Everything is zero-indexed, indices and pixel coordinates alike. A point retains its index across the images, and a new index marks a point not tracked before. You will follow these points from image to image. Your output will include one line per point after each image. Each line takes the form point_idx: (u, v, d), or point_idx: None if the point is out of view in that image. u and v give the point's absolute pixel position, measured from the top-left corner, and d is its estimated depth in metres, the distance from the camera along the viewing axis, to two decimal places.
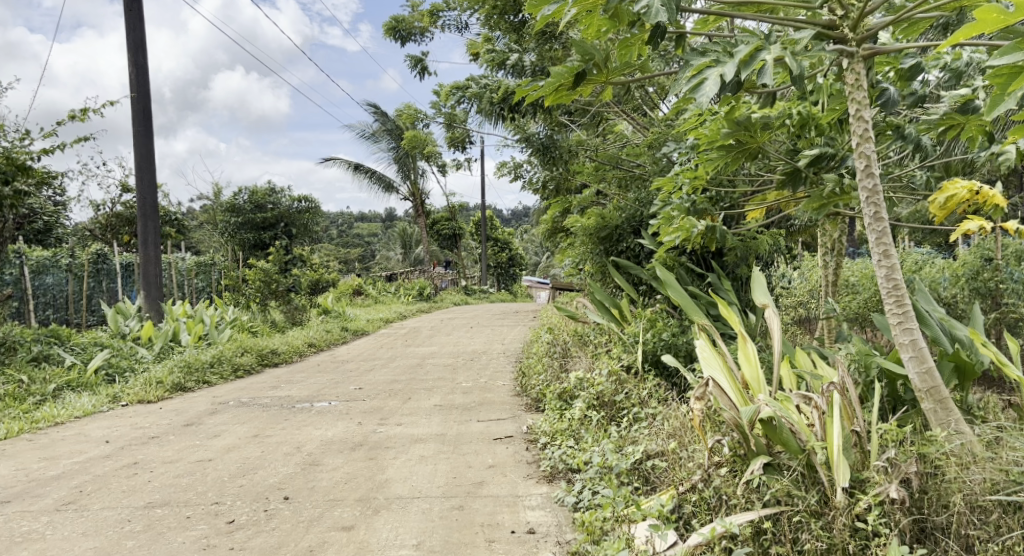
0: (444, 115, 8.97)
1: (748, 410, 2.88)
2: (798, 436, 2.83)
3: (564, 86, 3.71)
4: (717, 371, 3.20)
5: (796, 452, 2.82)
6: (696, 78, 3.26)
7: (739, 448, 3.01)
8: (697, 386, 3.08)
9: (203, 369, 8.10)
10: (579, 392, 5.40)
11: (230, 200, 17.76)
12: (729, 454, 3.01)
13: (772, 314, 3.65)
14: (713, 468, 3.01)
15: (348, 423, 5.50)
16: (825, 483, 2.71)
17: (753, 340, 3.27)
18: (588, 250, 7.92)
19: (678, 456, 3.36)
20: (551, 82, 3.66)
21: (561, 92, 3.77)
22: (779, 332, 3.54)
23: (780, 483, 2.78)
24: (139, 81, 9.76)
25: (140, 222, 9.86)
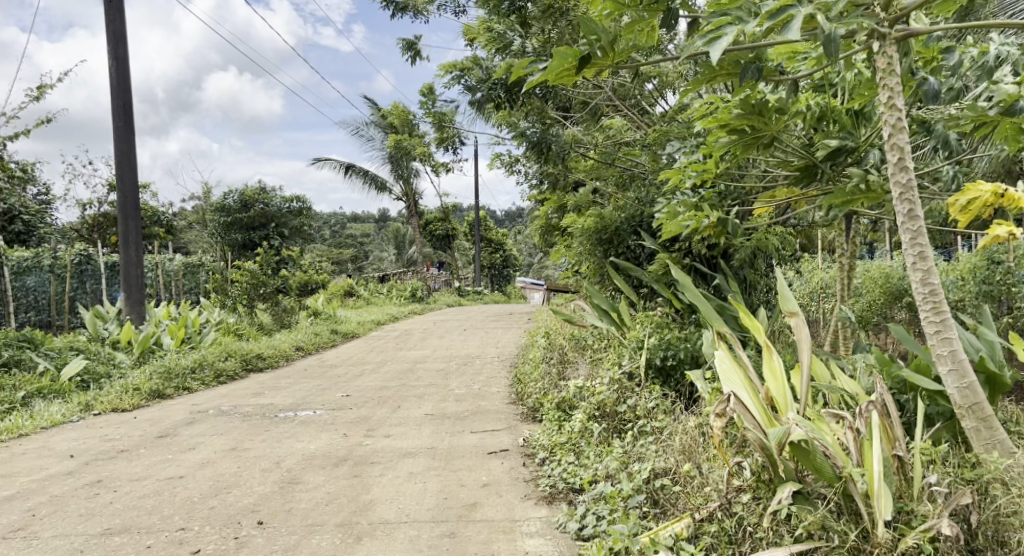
0: (435, 109, 8.66)
1: (776, 432, 2.64)
2: (833, 462, 2.60)
3: (566, 69, 3.39)
4: (739, 386, 2.94)
5: (831, 480, 2.59)
6: (713, 32, 2.89)
7: (762, 472, 2.79)
8: (718, 402, 2.81)
9: (184, 375, 7.76)
10: (579, 402, 5.11)
11: (219, 201, 17.42)
12: (751, 479, 2.79)
13: (801, 323, 3.35)
14: (733, 494, 2.77)
15: (332, 435, 5.19)
16: (865, 517, 2.48)
17: (779, 353, 3.01)
18: (585, 251, 7.66)
19: (692, 479, 3.10)
20: (554, 64, 3.33)
21: (563, 75, 3.44)
22: (808, 344, 3.25)
23: (814, 515, 2.55)
24: (119, 74, 9.42)
25: (121, 222, 9.50)
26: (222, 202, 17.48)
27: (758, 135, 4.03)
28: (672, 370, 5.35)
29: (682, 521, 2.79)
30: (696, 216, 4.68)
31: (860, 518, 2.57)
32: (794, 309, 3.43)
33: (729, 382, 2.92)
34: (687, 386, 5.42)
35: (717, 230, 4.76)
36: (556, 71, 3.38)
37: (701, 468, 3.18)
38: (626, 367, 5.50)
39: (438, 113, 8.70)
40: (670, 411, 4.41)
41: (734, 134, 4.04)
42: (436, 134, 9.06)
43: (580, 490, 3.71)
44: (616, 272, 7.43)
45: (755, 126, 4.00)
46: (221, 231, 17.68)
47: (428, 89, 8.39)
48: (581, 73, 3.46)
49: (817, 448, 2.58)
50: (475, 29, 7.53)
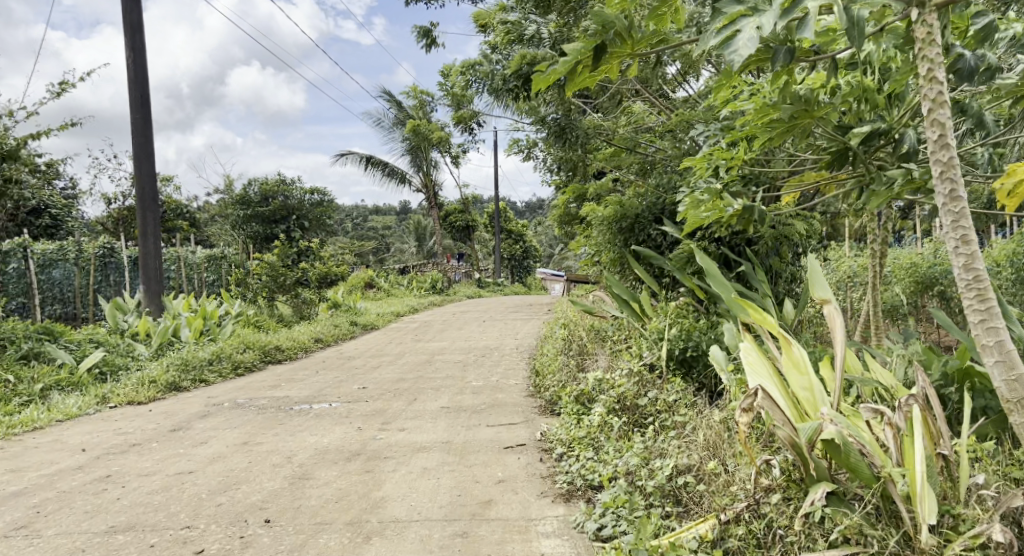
0: (452, 96, 8.50)
1: (808, 428, 2.49)
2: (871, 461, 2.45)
3: (584, 63, 3.25)
4: (767, 380, 2.80)
5: (869, 480, 2.44)
6: (727, 30, 2.85)
7: (792, 472, 2.66)
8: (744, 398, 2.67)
9: (202, 367, 7.71)
10: (598, 394, 4.96)
11: (240, 193, 17.44)
12: (781, 478, 2.65)
13: (834, 311, 3.18)
14: (762, 494, 2.64)
15: (347, 429, 5.09)
16: (907, 521, 2.33)
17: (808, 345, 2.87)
18: (605, 241, 7.53)
19: (718, 479, 2.95)
20: (568, 60, 3.20)
21: (581, 75, 3.29)
22: (841, 333, 3.09)
23: (850, 518, 2.40)
24: (136, 65, 9.37)
25: (140, 214, 9.48)
26: (243, 194, 17.48)
27: (795, 123, 3.87)
28: (694, 361, 5.26)
29: (706, 522, 2.65)
30: (721, 205, 4.53)
31: (899, 520, 2.43)
32: (826, 296, 3.26)
33: (755, 376, 2.78)
34: (710, 378, 5.26)
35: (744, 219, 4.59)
36: (572, 67, 3.23)
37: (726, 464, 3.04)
38: (648, 358, 5.36)
39: (455, 100, 8.54)
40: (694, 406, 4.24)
41: (769, 122, 3.88)
42: (454, 117, 8.92)
43: (599, 488, 3.56)
44: (637, 261, 7.28)
45: (796, 113, 3.83)
46: (242, 223, 17.70)
47: (448, 70, 8.24)
48: (601, 70, 3.31)
49: (851, 446, 2.44)
50: (492, 13, 7.35)
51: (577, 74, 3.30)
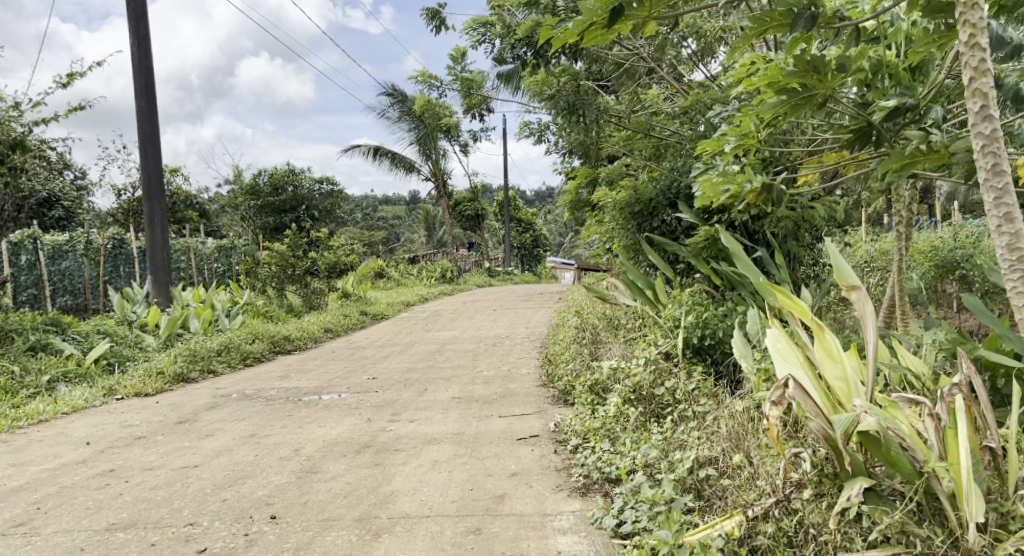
0: (462, 81, 8.34)
1: (843, 420, 2.37)
2: (912, 455, 2.33)
3: (598, 23, 3.09)
4: (797, 369, 2.67)
5: (910, 476, 2.32)
6: None
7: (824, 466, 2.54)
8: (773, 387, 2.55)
9: (210, 358, 7.62)
10: (614, 384, 4.83)
11: (249, 183, 17.36)
12: (812, 473, 2.53)
13: (864, 298, 3.01)
14: (792, 489, 2.51)
15: (356, 420, 4.98)
16: (952, 519, 2.21)
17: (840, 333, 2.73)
18: (618, 227, 7.40)
19: (744, 474, 2.82)
20: (582, 18, 3.05)
21: (593, 32, 3.16)
22: (872, 321, 2.94)
23: (891, 516, 2.28)
24: (141, 52, 9.25)
25: (146, 203, 9.38)
26: (253, 184, 17.39)
27: (810, 95, 3.65)
28: (711, 349, 5.17)
29: (732, 519, 2.51)
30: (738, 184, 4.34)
31: (942, 515, 2.33)
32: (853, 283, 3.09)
33: (783, 364, 2.65)
34: (728, 366, 5.15)
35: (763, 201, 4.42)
36: (585, 25, 3.09)
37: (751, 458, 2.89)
38: (663, 346, 5.24)
39: (465, 84, 8.38)
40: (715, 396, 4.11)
41: (783, 94, 3.67)
42: (463, 101, 8.75)
43: (617, 481, 3.43)
44: (651, 247, 7.14)
45: (809, 83, 3.62)
46: (252, 213, 17.62)
47: (458, 53, 8.07)
48: (614, 30, 3.16)
49: (892, 438, 2.32)
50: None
51: (589, 31, 3.16)
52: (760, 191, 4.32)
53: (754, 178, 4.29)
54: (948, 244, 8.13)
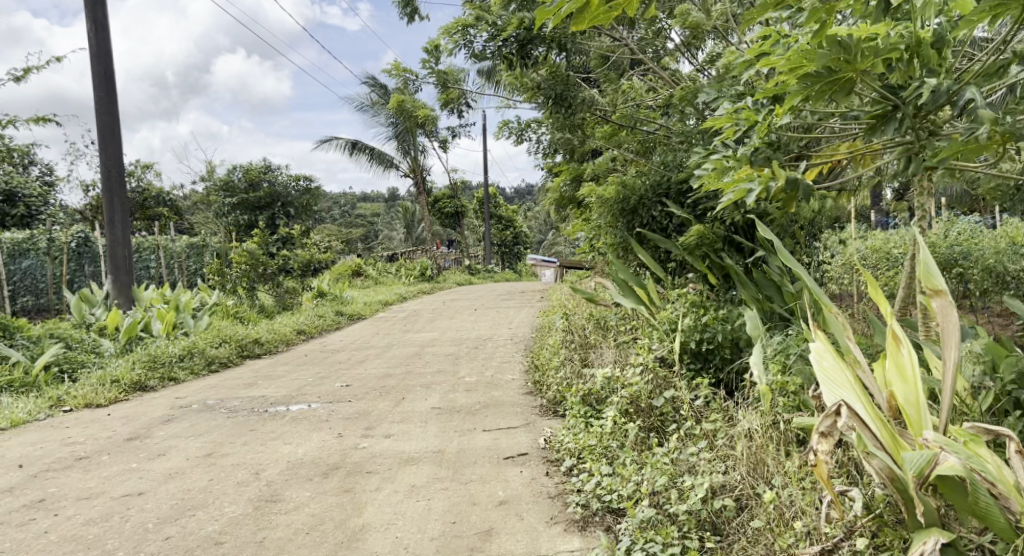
0: (438, 74, 7.87)
1: (926, 458, 2.31)
2: (1004, 505, 2.27)
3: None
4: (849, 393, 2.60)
5: (1003, 528, 2.27)
6: None
7: (889, 511, 2.46)
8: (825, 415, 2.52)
9: (171, 364, 7.12)
10: (609, 395, 4.46)
11: (224, 178, 16.79)
12: (872, 517, 2.46)
13: (947, 307, 2.71)
14: (850, 535, 2.44)
15: (325, 436, 4.55)
16: None
17: (909, 349, 2.57)
18: (606, 225, 6.88)
19: (781, 519, 2.62)
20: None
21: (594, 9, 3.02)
22: (954, 336, 2.68)
23: None
24: (99, 38, 8.70)
25: (105, 198, 8.83)
26: (226, 180, 16.79)
27: (837, 79, 3.34)
28: (709, 354, 4.89)
29: None
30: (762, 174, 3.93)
31: None
32: (940, 287, 2.74)
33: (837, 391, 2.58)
34: (728, 374, 4.86)
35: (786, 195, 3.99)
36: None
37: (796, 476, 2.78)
38: (659, 351, 4.90)
39: (441, 78, 7.91)
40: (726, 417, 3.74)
41: (805, 79, 3.32)
42: (440, 94, 8.26)
43: (620, 512, 3.08)
44: (641, 244, 6.72)
45: (837, 65, 3.30)
46: (225, 210, 17.03)
47: (433, 43, 7.60)
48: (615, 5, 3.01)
49: (981, 485, 2.27)
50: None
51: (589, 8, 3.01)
52: (785, 186, 3.87)
53: (779, 172, 3.86)
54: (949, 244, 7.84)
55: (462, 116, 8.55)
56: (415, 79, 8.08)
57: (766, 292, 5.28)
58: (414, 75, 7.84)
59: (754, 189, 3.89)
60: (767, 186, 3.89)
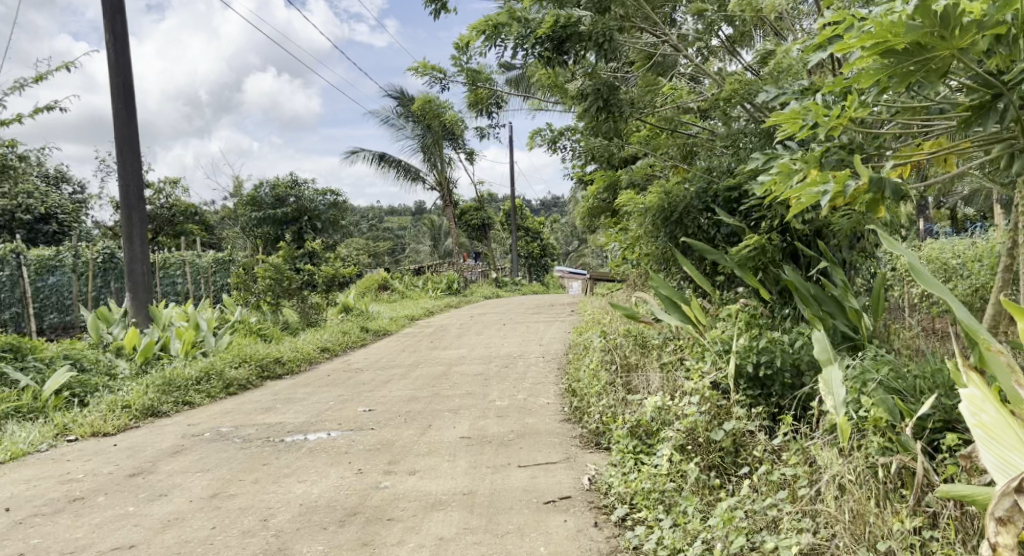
0: (467, 73, 7.44)
1: None
2: None
3: None
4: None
5: None
6: None
7: None
8: (1002, 499, 2.50)
9: (187, 388, 6.75)
10: (666, 427, 4.04)
11: (251, 193, 16.58)
12: None
13: None
14: None
15: (344, 471, 4.14)
16: None
17: None
18: (647, 235, 6.40)
19: None
20: None
21: None
22: None
23: None
24: (117, 48, 8.41)
25: (123, 213, 8.54)
26: (253, 195, 16.55)
27: (927, 58, 3.16)
28: (767, 380, 4.41)
29: None
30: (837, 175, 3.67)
31: None
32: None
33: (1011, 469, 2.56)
34: (791, 401, 4.38)
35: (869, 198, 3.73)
36: None
37: (914, 533, 2.75)
38: (713, 376, 4.41)
39: (470, 77, 7.47)
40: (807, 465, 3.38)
41: (891, 59, 3.18)
42: (469, 95, 7.85)
43: None
44: (686, 256, 6.25)
45: (928, 42, 3.11)
46: (252, 225, 16.81)
47: (464, 41, 7.19)
48: None
49: None
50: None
51: None
52: (867, 185, 3.64)
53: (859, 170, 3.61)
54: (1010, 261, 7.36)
55: (491, 119, 8.13)
56: (442, 77, 7.63)
57: (829, 308, 4.92)
58: (442, 71, 7.40)
59: (829, 189, 3.64)
60: (846, 188, 3.63)
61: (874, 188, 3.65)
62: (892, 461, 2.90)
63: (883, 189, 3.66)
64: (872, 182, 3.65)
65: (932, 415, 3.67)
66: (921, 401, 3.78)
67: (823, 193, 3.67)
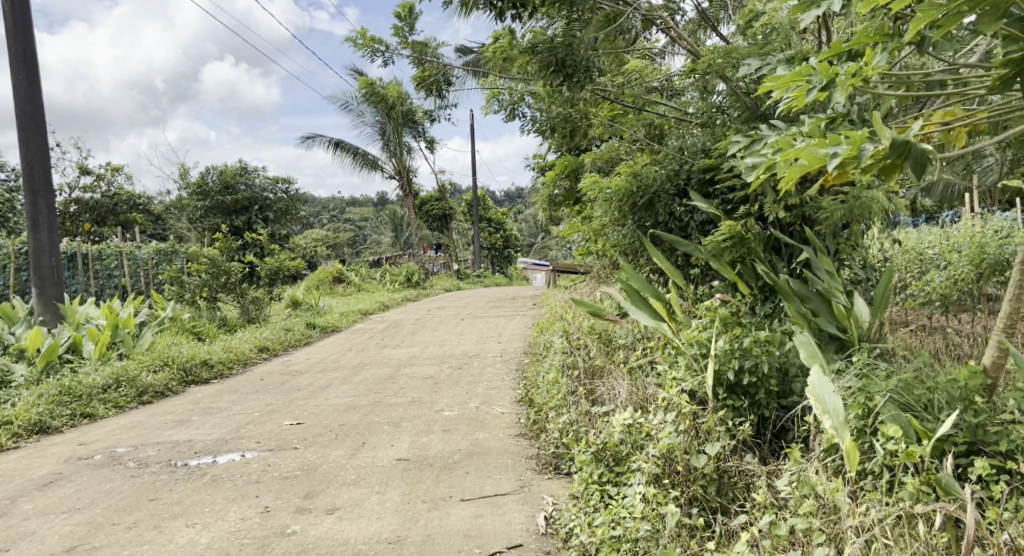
0: (411, 45, 6.68)
1: None
2: None
3: None
4: None
5: None
6: None
7: None
8: None
9: (91, 397, 5.88)
10: (639, 453, 3.38)
11: (197, 181, 15.53)
12: None
13: None
14: None
15: (248, 509, 3.41)
16: None
17: None
18: (614, 223, 5.73)
19: None
20: None
21: None
22: None
23: None
24: (16, 9, 7.43)
25: (27, 197, 7.58)
26: (200, 182, 15.50)
27: None
28: (750, 389, 3.76)
29: None
30: (852, 137, 2.97)
31: None
32: None
33: None
34: (778, 413, 3.74)
35: (889, 167, 2.90)
36: None
37: None
38: (687, 384, 3.74)
39: (416, 50, 6.69)
40: (817, 511, 2.79)
41: None
42: (415, 70, 7.10)
43: None
44: (658, 247, 5.58)
45: None
46: (197, 216, 15.74)
47: (407, 7, 6.42)
48: None
49: None
50: None
51: None
52: (886, 152, 2.87)
53: (878, 130, 2.88)
54: (998, 252, 6.85)
55: (441, 96, 7.38)
56: (384, 51, 6.85)
57: (812, 304, 4.26)
58: (384, 46, 6.64)
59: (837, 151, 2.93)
60: (858, 151, 2.91)
61: (896, 155, 2.84)
62: (936, 509, 2.57)
63: (905, 157, 2.86)
64: (893, 147, 2.84)
65: (954, 436, 3.07)
66: (940, 420, 3.15)
67: (830, 157, 2.97)
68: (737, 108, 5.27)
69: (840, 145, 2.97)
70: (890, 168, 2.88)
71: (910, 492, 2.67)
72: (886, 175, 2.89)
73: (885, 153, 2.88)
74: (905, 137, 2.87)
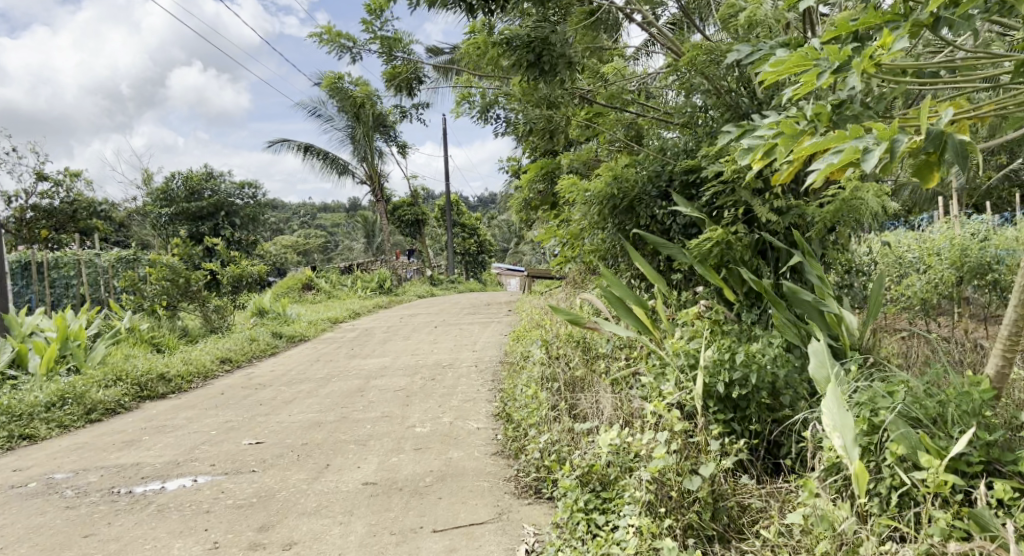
0: (381, 40, 6.33)
1: None
2: None
3: None
4: None
5: None
6: None
7: None
8: None
9: (32, 418, 5.46)
10: (627, 475, 3.10)
11: (161, 186, 15.00)
12: None
13: None
14: None
15: (194, 548, 3.09)
16: None
17: None
18: (593, 226, 5.44)
19: None
20: None
21: None
22: None
23: None
24: None
25: None
26: (164, 188, 14.98)
27: None
28: (742, 402, 3.48)
29: None
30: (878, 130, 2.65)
31: None
32: None
33: None
34: (770, 427, 3.47)
35: (925, 160, 2.62)
36: None
37: None
38: (676, 397, 3.45)
39: (385, 46, 6.35)
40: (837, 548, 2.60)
41: None
42: (384, 68, 6.75)
43: None
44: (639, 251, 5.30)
45: None
46: (161, 222, 15.20)
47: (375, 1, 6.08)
48: None
49: None
50: None
51: None
52: (921, 144, 2.60)
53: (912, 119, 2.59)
54: (983, 255, 6.68)
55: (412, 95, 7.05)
56: (351, 47, 6.50)
57: (801, 311, 4.02)
58: (351, 41, 6.29)
59: (870, 148, 2.60)
60: (893, 144, 2.58)
61: (932, 147, 2.59)
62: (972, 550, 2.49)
63: (942, 148, 2.60)
64: (929, 138, 2.59)
65: (968, 454, 2.80)
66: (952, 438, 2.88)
67: (862, 153, 2.63)
68: (720, 105, 5.01)
69: (868, 138, 2.65)
70: (927, 163, 2.61)
71: (940, 529, 2.56)
72: (922, 172, 2.63)
73: (921, 144, 2.61)
74: (939, 127, 2.61)
